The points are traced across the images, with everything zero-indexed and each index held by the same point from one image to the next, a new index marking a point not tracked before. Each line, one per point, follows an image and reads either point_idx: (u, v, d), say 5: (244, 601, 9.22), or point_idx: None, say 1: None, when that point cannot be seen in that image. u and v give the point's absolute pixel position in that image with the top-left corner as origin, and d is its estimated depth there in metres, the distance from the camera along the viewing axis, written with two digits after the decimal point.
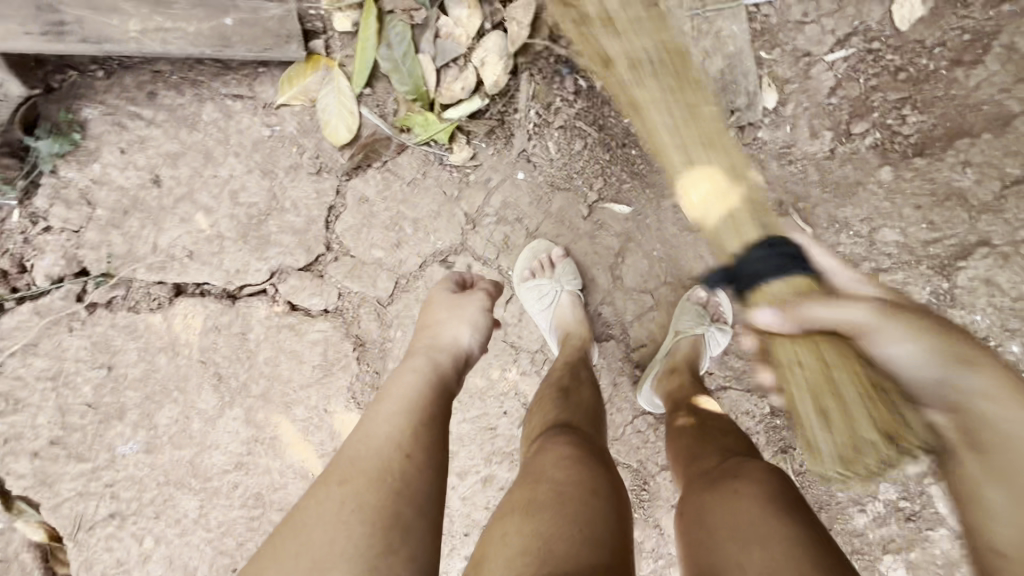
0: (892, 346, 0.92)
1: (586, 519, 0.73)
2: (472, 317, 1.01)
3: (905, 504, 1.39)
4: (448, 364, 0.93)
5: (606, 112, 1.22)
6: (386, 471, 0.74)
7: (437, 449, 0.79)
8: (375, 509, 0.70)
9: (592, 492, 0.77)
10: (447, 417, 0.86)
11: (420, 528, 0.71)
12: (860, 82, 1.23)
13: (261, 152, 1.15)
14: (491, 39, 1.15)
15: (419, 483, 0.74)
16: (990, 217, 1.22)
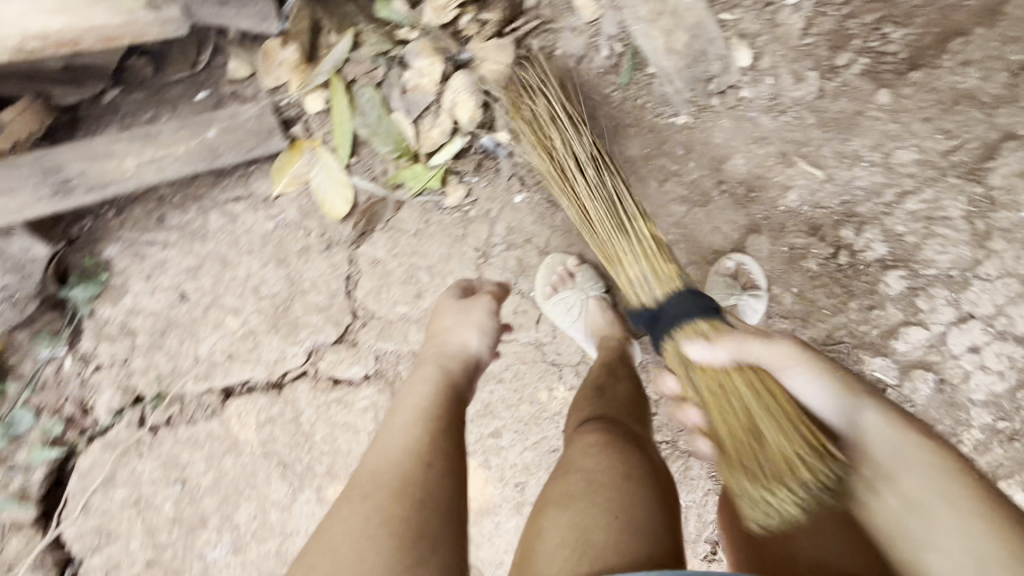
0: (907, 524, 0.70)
1: (622, 505, 0.71)
2: (479, 322, 1.03)
3: (1005, 424, 1.32)
4: (460, 375, 0.94)
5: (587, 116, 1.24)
6: (408, 480, 0.73)
7: (453, 455, 0.79)
8: (404, 518, 0.69)
9: (624, 476, 0.76)
10: (458, 422, 0.86)
11: (447, 535, 0.70)
12: (831, 16, 1.20)
13: (272, 244, 1.20)
14: (457, 79, 1.13)
15: (440, 493, 0.73)
16: (1008, 109, 1.20)
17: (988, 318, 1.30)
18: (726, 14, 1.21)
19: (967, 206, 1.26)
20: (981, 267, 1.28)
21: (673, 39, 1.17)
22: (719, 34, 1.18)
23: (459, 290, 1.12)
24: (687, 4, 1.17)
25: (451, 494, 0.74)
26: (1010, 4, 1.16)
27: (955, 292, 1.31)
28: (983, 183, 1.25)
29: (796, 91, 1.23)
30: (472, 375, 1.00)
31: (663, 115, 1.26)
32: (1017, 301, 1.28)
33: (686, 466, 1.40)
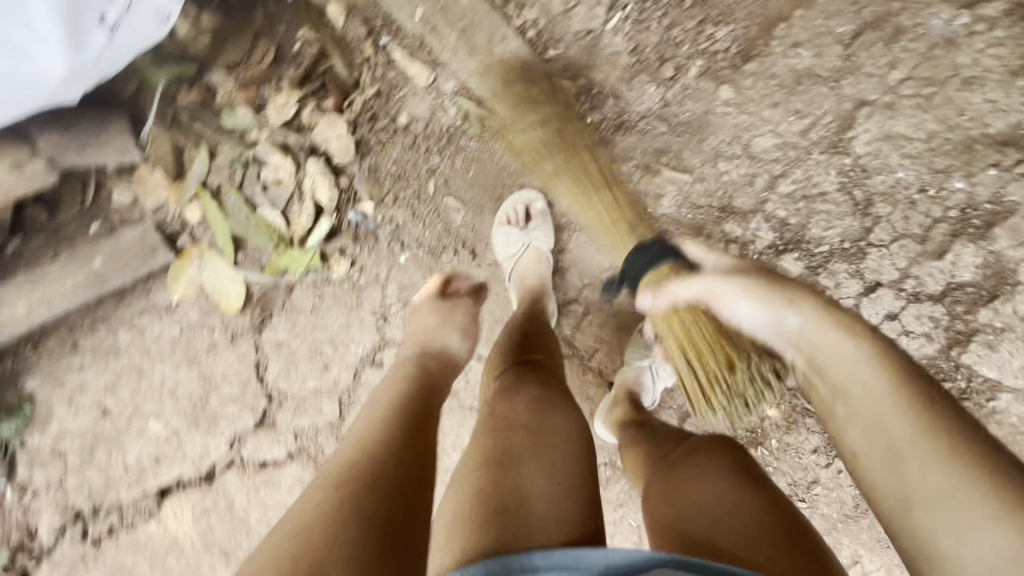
0: (740, 303, 0.93)
1: (570, 467, 0.81)
2: (460, 324, 1.15)
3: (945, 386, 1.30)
4: (438, 371, 1.03)
5: (446, 175, 1.30)
6: (380, 470, 0.75)
7: (422, 447, 0.83)
8: (383, 504, 0.71)
9: (567, 440, 0.84)
10: (432, 416, 0.90)
11: (419, 518, 0.73)
12: (654, 30, 1.21)
13: (181, 347, 1.29)
14: (311, 167, 1.21)
15: (415, 482, 0.76)
16: (852, 78, 1.20)
17: (895, 284, 1.29)
18: (551, 52, 1.23)
19: (840, 178, 1.26)
20: (871, 235, 1.28)
21: (508, 85, 1.23)
22: (551, 71, 1.23)
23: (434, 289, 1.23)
24: (511, 50, 1.21)
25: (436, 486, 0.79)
26: None
27: (854, 263, 1.30)
28: (850, 154, 1.24)
29: (640, 106, 1.26)
30: (449, 375, 1.06)
31: (521, 155, 1.31)
32: (922, 261, 1.27)
33: (630, 484, 1.43)
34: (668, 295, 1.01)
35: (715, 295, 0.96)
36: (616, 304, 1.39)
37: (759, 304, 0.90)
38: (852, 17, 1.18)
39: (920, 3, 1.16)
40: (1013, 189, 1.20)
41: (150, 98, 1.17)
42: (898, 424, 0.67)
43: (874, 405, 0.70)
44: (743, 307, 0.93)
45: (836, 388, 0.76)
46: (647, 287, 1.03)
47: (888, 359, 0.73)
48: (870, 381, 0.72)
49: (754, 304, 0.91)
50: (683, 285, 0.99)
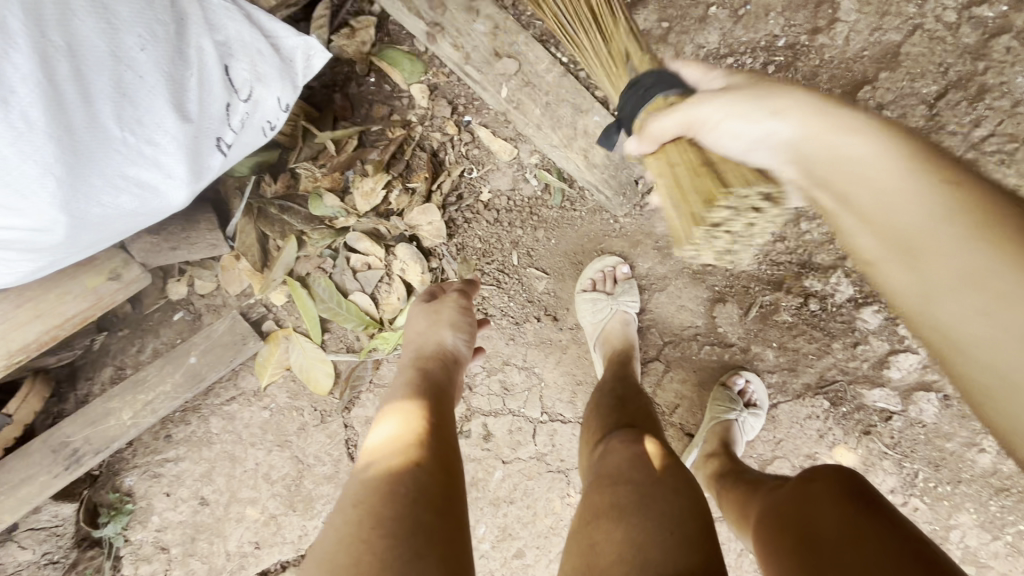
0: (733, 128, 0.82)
1: (666, 516, 0.72)
2: (450, 320, 1.04)
3: None
4: (440, 372, 0.96)
5: (527, 246, 1.29)
6: (394, 478, 0.72)
7: (438, 448, 0.80)
8: (404, 526, 0.67)
9: (675, 489, 0.76)
10: (440, 416, 0.87)
11: (446, 528, 0.69)
12: None
13: (271, 430, 1.28)
14: (400, 250, 1.20)
15: (433, 488, 0.72)
16: (936, 136, 1.21)
17: None
18: None
19: None
20: None
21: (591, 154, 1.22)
22: None
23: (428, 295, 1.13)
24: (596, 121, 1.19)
25: (454, 496, 0.75)
26: (906, 44, 1.17)
27: None
28: None
29: None
30: (454, 371, 1.00)
31: (602, 219, 1.31)
32: None
33: (714, 532, 1.46)
34: (653, 140, 0.87)
35: (700, 122, 0.84)
36: (697, 359, 1.41)
37: (748, 121, 0.82)
38: (938, 78, 1.17)
39: (1006, 61, 1.16)
40: None
41: (236, 191, 1.15)
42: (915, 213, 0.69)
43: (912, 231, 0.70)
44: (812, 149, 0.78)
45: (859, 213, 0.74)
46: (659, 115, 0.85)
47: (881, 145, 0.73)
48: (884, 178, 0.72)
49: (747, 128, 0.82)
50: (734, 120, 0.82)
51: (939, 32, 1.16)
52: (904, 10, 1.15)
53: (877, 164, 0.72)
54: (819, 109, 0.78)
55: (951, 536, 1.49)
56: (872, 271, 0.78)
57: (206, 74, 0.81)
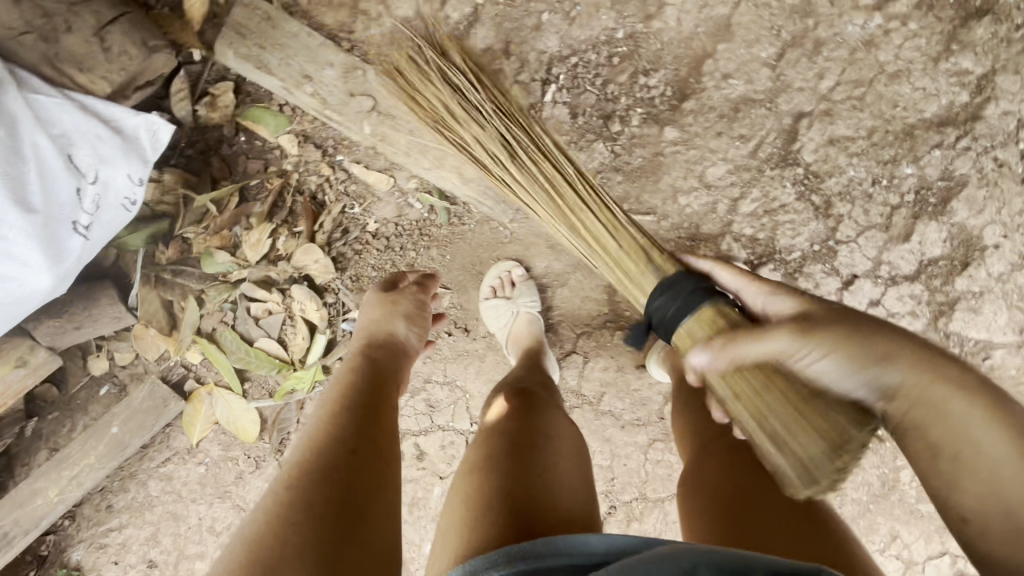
0: (818, 364, 0.78)
1: (564, 480, 0.87)
2: (404, 314, 1.09)
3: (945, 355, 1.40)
4: (386, 361, 1.02)
5: (425, 268, 1.34)
6: (330, 462, 0.79)
7: (373, 432, 0.87)
8: (334, 511, 0.75)
9: (565, 462, 0.91)
10: (379, 399, 0.94)
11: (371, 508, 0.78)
12: (589, 91, 1.26)
13: (209, 484, 1.33)
14: (296, 291, 1.26)
15: (364, 473, 0.80)
16: (786, 94, 1.25)
17: (871, 273, 1.35)
18: None
19: (796, 187, 1.30)
20: (837, 233, 1.32)
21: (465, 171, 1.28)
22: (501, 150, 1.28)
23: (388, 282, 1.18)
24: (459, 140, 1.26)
25: (385, 481, 0.82)
26: (735, 14, 1.21)
27: (828, 262, 1.34)
28: (800, 165, 1.29)
29: (594, 163, 1.30)
30: (400, 359, 1.06)
31: (492, 229, 1.36)
32: (889, 247, 1.33)
33: (664, 513, 1.48)
34: (728, 355, 0.81)
35: (784, 352, 0.79)
36: (613, 347, 1.44)
37: (830, 363, 0.77)
38: (773, 40, 1.22)
39: (832, 14, 1.21)
40: (959, 163, 1.28)
41: (132, 263, 1.22)
42: (976, 432, 0.68)
43: (952, 417, 0.70)
44: (815, 364, 0.78)
45: (913, 405, 0.73)
46: (697, 344, 0.83)
47: (917, 359, 0.73)
48: (917, 375, 0.73)
49: (840, 368, 0.76)
50: (754, 343, 0.79)
51: None
52: None
53: (927, 381, 0.72)
54: (809, 330, 0.77)
55: (902, 478, 1.49)
56: (949, 469, 0.70)
57: (47, 166, 0.92)
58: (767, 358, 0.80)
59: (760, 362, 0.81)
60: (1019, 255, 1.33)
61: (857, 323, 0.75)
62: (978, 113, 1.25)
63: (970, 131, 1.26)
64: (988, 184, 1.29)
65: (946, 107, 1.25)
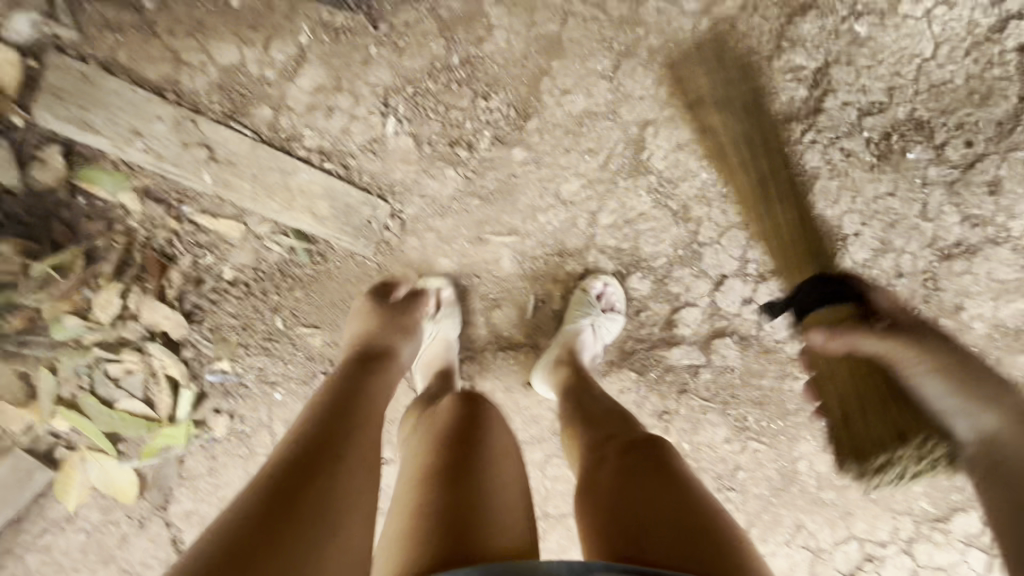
0: (931, 387, 0.94)
1: (503, 480, 0.86)
2: (389, 321, 1.20)
3: None
4: (378, 358, 1.09)
5: (291, 308, 1.32)
6: (327, 440, 0.83)
7: (354, 424, 0.89)
8: (299, 486, 0.75)
9: (504, 455, 0.92)
10: (361, 394, 0.97)
11: (344, 498, 0.76)
12: (431, 119, 1.25)
13: (94, 547, 1.36)
14: (153, 349, 1.24)
15: (342, 462, 0.80)
16: (628, 105, 1.25)
17: (740, 272, 1.35)
18: (343, 169, 1.26)
19: (650, 195, 1.30)
20: (699, 236, 1.33)
21: (317, 210, 1.27)
22: (351, 186, 1.27)
23: (379, 287, 1.29)
24: (305, 180, 1.25)
25: (354, 462, 0.81)
26: (566, 30, 1.20)
27: (694, 265, 1.35)
28: (652, 174, 1.29)
29: (448, 190, 1.30)
30: (389, 360, 1.11)
31: (357, 264, 1.33)
32: (753, 244, 1.33)
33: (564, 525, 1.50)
34: (845, 341, 0.98)
35: (891, 355, 0.97)
36: (496, 367, 1.45)
37: (955, 401, 0.92)
38: (607, 53, 1.21)
39: (661, 22, 1.20)
40: (808, 157, 1.29)
41: None
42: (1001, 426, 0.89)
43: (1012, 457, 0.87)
44: (926, 384, 0.95)
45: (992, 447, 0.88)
46: (824, 325, 1.00)
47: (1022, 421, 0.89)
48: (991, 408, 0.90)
49: (944, 388, 0.93)
50: (868, 338, 0.97)
51: (590, 11, 1.19)
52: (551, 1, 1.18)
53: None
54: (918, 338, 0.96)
55: (800, 469, 1.50)
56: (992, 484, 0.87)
57: None
58: (880, 356, 0.98)
59: (871, 354, 0.99)
60: (880, 240, 1.34)
61: (967, 361, 0.94)
62: (819, 107, 1.25)
63: (814, 124, 1.27)
64: (839, 174, 1.30)
65: (787, 102, 1.25)
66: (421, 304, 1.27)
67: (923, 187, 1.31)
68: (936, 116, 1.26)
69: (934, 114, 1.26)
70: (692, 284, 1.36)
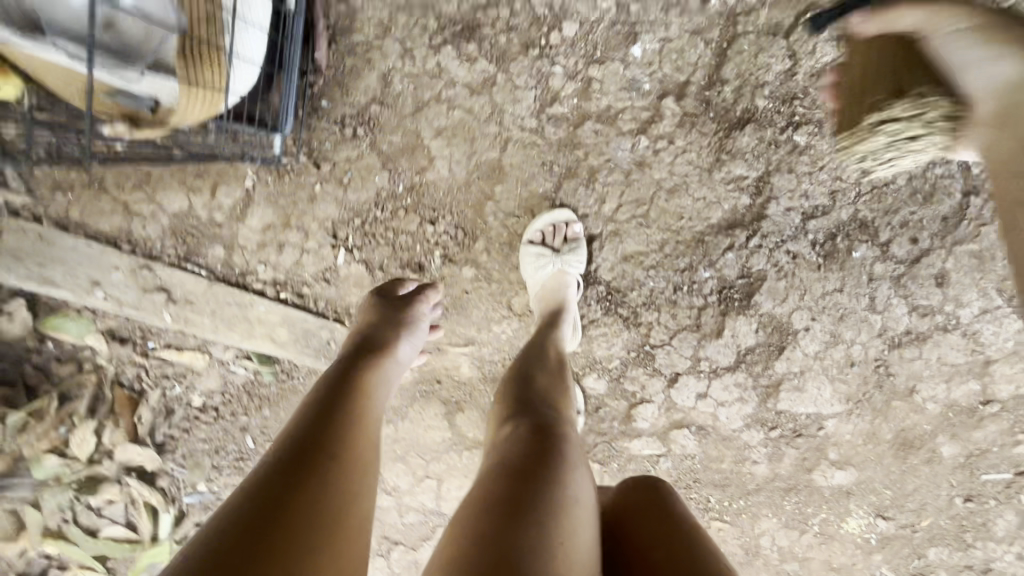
0: None
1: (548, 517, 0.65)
2: (407, 322, 1.03)
3: (779, 430, 1.45)
4: (387, 348, 0.94)
5: (260, 426, 1.38)
6: (317, 451, 0.68)
7: (358, 432, 0.74)
8: (288, 504, 0.62)
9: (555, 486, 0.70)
10: (367, 395, 0.82)
11: (323, 537, 0.61)
12: (380, 245, 1.27)
13: None
14: (132, 481, 1.33)
15: (327, 491, 0.64)
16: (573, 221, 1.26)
17: (693, 370, 1.38)
18: (298, 297, 1.29)
19: (600, 303, 1.34)
20: (651, 339, 1.36)
21: (277, 336, 1.30)
22: (307, 313, 1.29)
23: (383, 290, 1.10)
24: (263, 309, 1.28)
25: (352, 485, 0.68)
26: (505, 156, 1.22)
27: (646, 364, 1.39)
28: (600, 283, 1.33)
29: None
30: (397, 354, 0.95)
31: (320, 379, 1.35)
32: (704, 343, 1.36)
33: None
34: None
35: None
36: (465, 466, 1.48)
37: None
38: (547, 176, 1.23)
39: (600, 142, 1.20)
40: (755, 261, 1.29)
41: None
42: None
43: None
44: None
45: None
46: None
47: None
48: None
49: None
50: None
51: (528, 137, 1.20)
52: (488, 129, 1.19)
53: None
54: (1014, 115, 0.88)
55: (761, 541, 1.57)
56: None
57: None
58: None
59: None
60: (830, 333, 1.35)
61: None
62: (763, 214, 1.25)
63: (758, 230, 1.27)
64: (786, 275, 1.30)
65: (731, 211, 1.25)
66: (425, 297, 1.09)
67: (870, 283, 1.31)
68: (880, 217, 1.26)
69: (877, 214, 1.26)
70: (647, 382, 1.40)
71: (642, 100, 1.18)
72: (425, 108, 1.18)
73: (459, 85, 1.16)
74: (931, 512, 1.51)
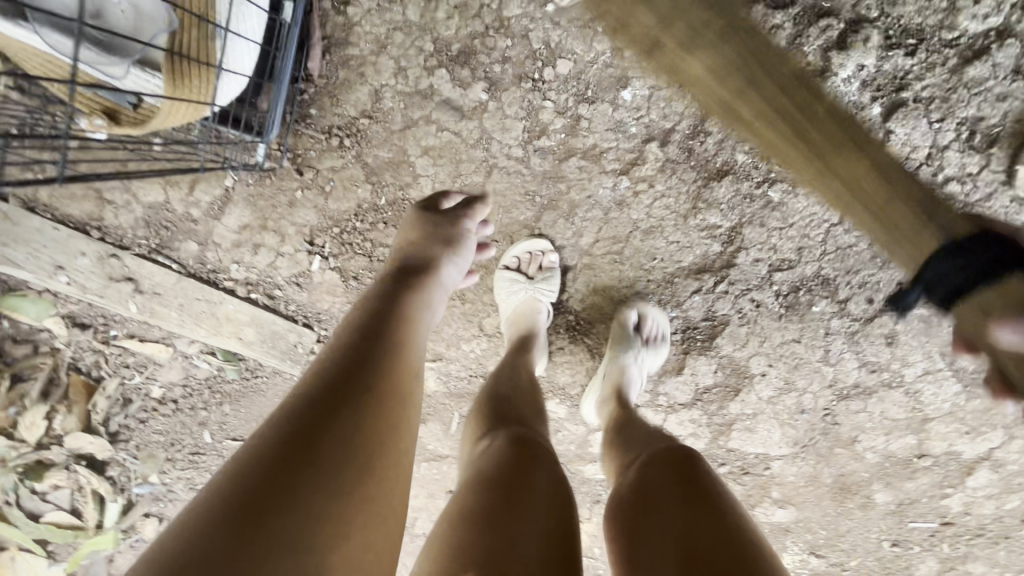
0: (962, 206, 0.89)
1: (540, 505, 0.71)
2: (450, 234, 0.98)
3: (728, 465, 1.53)
4: (427, 277, 0.90)
5: (219, 421, 1.37)
6: (352, 384, 0.67)
7: (395, 366, 0.72)
8: (323, 434, 0.61)
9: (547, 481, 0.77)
10: (408, 324, 0.80)
11: (363, 466, 0.62)
12: (357, 255, 1.26)
13: None
14: (79, 469, 1.32)
15: (364, 423, 0.64)
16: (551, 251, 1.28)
17: (649, 403, 1.48)
18: (269, 299, 1.28)
19: (569, 330, 1.39)
20: None
21: (245, 335, 1.30)
22: (278, 315, 1.29)
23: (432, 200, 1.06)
24: (232, 309, 1.27)
25: (390, 417, 0.67)
26: (490, 182, 1.23)
27: None
28: (570, 312, 1.38)
29: None
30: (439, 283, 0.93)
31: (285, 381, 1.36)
32: (664, 379, 1.43)
33: None
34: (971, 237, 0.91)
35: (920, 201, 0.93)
36: (423, 472, 1.53)
37: None
38: (529, 205, 1.26)
39: (584, 179, 1.23)
40: (720, 305, 1.33)
41: None
42: None
43: None
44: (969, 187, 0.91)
45: None
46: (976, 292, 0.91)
47: None
48: None
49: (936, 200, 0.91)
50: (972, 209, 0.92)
51: (514, 166, 1.22)
52: (475, 154, 1.21)
53: None
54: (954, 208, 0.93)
55: None
56: None
57: None
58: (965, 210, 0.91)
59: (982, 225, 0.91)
60: (784, 381, 1.40)
61: None
62: (731, 262, 1.28)
63: (725, 277, 1.30)
64: (747, 321, 1.34)
65: (703, 256, 1.29)
66: (471, 211, 1.03)
67: (825, 335, 1.34)
68: (840, 274, 1.26)
69: (839, 272, 1.26)
70: None
71: (627, 143, 1.20)
72: (414, 128, 1.19)
73: (450, 108, 1.17)
74: (860, 552, 1.61)
